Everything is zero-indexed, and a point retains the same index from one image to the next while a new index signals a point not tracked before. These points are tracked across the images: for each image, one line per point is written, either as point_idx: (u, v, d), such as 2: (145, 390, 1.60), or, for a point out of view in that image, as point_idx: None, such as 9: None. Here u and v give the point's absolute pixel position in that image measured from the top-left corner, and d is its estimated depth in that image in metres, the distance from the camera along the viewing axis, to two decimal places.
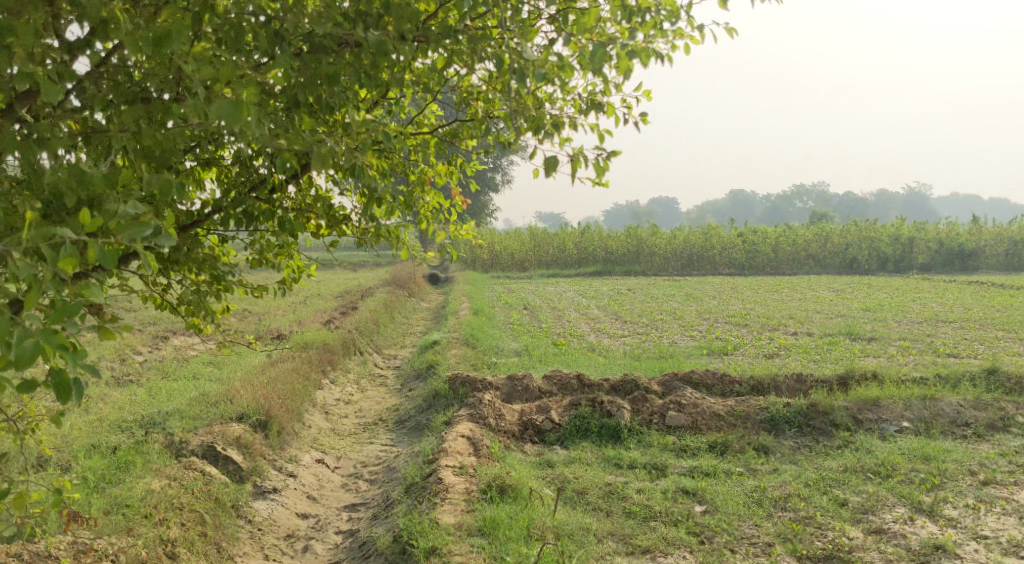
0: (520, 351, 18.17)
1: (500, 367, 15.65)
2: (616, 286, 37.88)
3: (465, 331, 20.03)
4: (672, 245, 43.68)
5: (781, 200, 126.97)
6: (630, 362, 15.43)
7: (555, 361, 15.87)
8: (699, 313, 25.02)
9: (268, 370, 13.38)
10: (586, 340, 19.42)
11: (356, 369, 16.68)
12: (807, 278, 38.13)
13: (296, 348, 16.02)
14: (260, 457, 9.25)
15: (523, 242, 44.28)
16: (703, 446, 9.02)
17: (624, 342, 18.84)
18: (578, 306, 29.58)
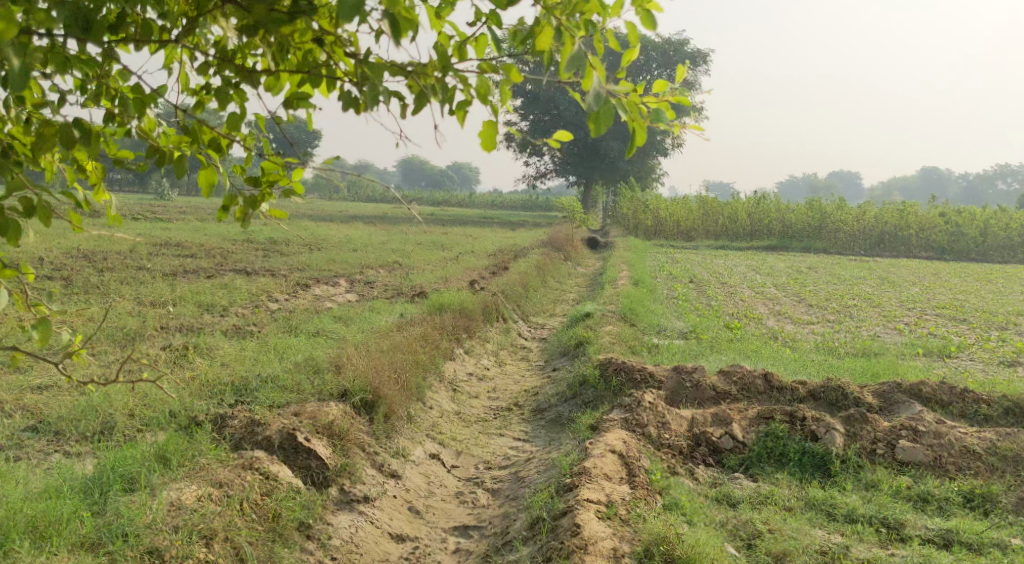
0: (687, 333, 15.79)
1: (665, 351, 13.38)
2: (794, 263, 34.54)
3: (624, 304, 17.72)
4: (861, 221, 39.64)
5: (977, 181, 117.36)
6: (827, 359, 12.82)
7: (732, 350, 13.40)
8: (898, 302, 21.89)
9: (392, 334, 11.51)
10: (769, 325, 16.83)
11: (496, 338, 14.72)
12: (1022, 268, 33.81)
13: (429, 310, 14.12)
14: (356, 449, 7.41)
15: (692, 211, 41.45)
16: (955, 500, 7.62)
17: (813, 330, 16.14)
18: (754, 283, 26.72)
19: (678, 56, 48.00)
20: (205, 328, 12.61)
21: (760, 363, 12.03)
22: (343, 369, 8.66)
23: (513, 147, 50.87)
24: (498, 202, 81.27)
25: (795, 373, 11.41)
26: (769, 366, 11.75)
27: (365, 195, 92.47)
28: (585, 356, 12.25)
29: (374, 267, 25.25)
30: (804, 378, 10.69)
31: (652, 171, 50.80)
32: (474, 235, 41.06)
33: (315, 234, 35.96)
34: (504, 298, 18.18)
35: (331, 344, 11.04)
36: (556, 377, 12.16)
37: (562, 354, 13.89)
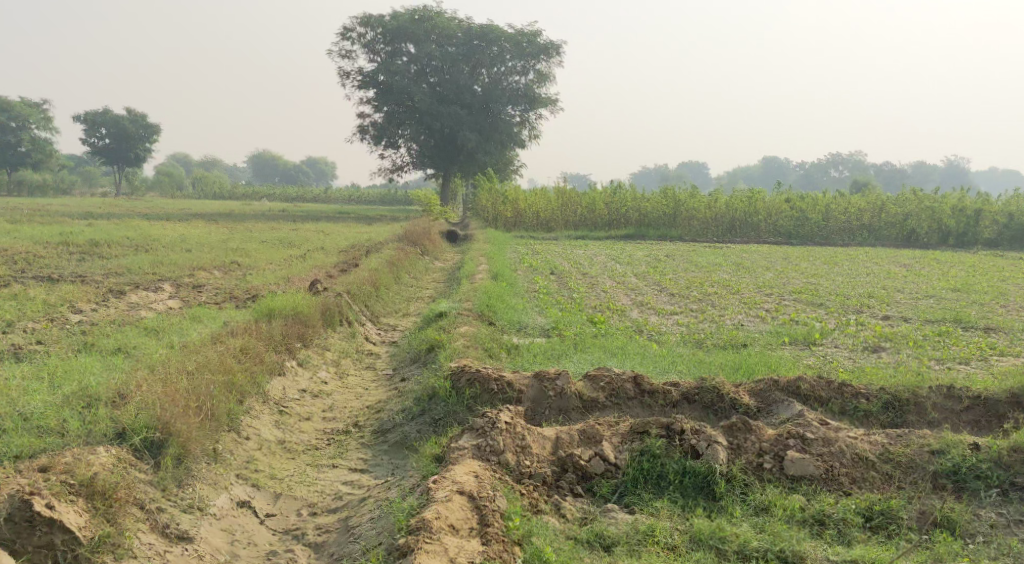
0: (549, 330, 14.63)
1: (528, 353, 12.14)
2: (652, 252, 34.10)
3: (479, 301, 16.51)
4: (712, 209, 39.84)
5: (817, 167, 121.59)
6: (697, 353, 11.83)
7: (596, 348, 12.27)
8: (754, 289, 21.42)
9: (202, 351, 10.24)
10: (643, 319, 15.82)
11: (338, 345, 13.22)
12: (864, 250, 34.29)
13: (257, 319, 12.51)
14: (118, 509, 8.20)
15: (551, 200, 40.56)
16: (849, 520, 8.38)
17: (678, 321, 15.25)
18: (613, 273, 25.92)
19: (532, 47, 46.84)
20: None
21: (631, 360, 11.10)
22: (122, 410, 9.03)
23: (367, 139, 48.79)
24: (353, 197, 78.64)
25: (665, 373, 10.60)
26: (639, 364, 10.83)
27: (213, 194, 88.24)
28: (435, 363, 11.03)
29: (211, 270, 23.31)
30: (679, 378, 10.11)
31: (510, 162, 49.66)
32: (326, 232, 39.26)
33: (149, 235, 33.46)
34: (352, 300, 16.57)
35: (120, 379, 9.56)
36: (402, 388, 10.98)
37: (411, 360, 12.51)
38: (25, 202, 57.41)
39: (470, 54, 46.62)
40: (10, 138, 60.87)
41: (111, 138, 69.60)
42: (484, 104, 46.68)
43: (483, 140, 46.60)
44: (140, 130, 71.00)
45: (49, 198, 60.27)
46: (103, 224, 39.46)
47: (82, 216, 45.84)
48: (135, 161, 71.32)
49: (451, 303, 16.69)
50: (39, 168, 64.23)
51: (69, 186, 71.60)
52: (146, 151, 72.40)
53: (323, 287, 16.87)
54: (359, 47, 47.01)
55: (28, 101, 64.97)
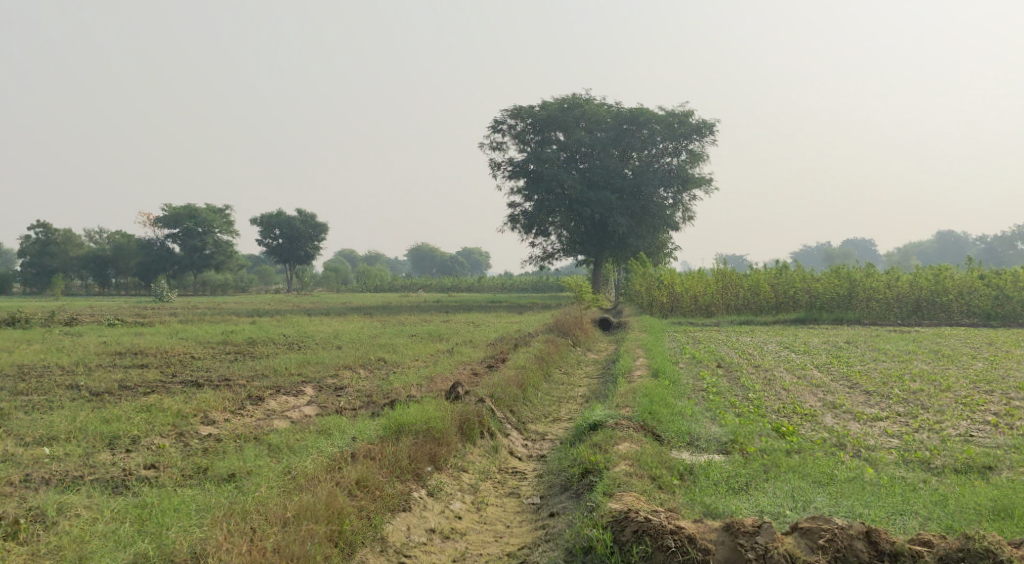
0: (726, 441, 12.38)
1: (710, 487, 9.99)
2: (830, 338, 31.23)
3: (639, 407, 14.27)
4: (894, 289, 36.40)
5: (997, 240, 113.70)
6: (936, 509, 9.38)
7: (792, 480, 10.01)
8: (964, 394, 18.32)
9: (314, 490, 9.62)
10: (843, 435, 13.22)
11: (478, 465, 11.47)
12: None
13: (385, 439, 10.93)
14: None
15: (709, 284, 38.17)
16: None
17: (889, 440, 12.68)
18: (789, 366, 23.15)
19: (685, 127, 44.99)
20: (80, 495, 9.84)
21: (850, 499, 9.63)
22: None
23: (519, 228, 47.76)
24: (507, 286, 77.87)
25: (900, 522, 9.21)
26: (861, 507, 9.42)
27: (373, 288, 89.32)
28: (590, 502, 9.79)
29: (357, 369, 21.90)
30: (932, 537, 8.89)
31: (663, 245, 47.50)
32: (479, 323, 37.96)
33: (305, 332, 32.79)
34: (495, 405, 14.66)
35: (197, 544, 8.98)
36: (554, 540, 9.76)
37: (563, 489, 10.66)
38: (201, 301, 59.06)
39: (620, 139, 45.53)
40: (197, 242, 63.17)
41: (284, 238, 71.43)
42: (636, 188, 44.92)
43: (635, 224, 44.74)
44: (311, 229, 72.80)
45: (226, 298, 62.01)
46: (263, 321, 39.43)
47: (247, 313, 46.33)
48: (305, 259, 72.82)
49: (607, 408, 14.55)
50: (221, 269, 66.32)
51: (245, 285, 73.72)
52: (317, 250, 73.90)
53: (466, 390, 15.13)
54: (510, 138, 46.40)
55: (211, 207, 67.65)
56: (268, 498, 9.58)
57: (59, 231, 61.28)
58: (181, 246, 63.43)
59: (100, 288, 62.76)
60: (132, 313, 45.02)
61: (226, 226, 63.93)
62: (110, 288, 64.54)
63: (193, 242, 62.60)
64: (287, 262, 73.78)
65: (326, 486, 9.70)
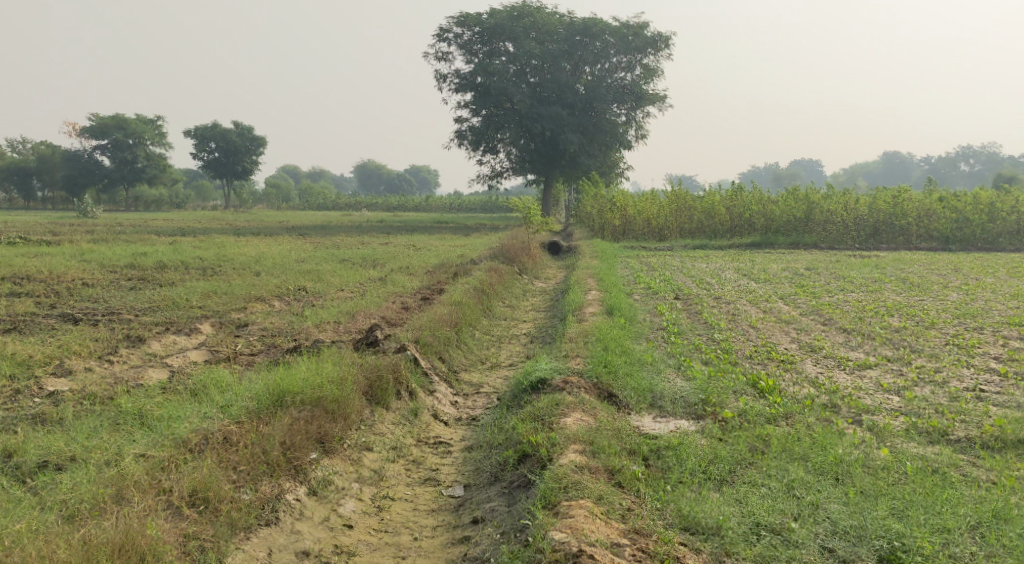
0: (696, 409, 10.21)
1: (681, 489, 8.59)
2: (789, 264, 29.23)
3: (592, 359, 11.95)
4: (852, 212, 34.20)
5: (942, 163, 113.10)
6: (985, 530, 8.01)
7: (808, 476, 8.63)
8: (951, 333, 16.23)
9: (115, 513, 8.18)
10: (830, 390, 11.11)
11: (381, 439, 9.93)
12: None
13: (256, 416, 9.39)
14: None
15: (663, 206, 35.94)
16: None
17: (884, 403, 10.53)
18: (751, 297, 21.02)
19: (638, 40, 42.55)
20: None
21: (875, 504, 8.27)
22: None
23: (466, 145, 44.88)
24: (454, 206, 75.22)
25: (955, 549, 7.84)
26: (893, 524, 8.03)
27: (315, 206, 85.62)
28: (524, 516, 8.46)
29: (274, 302, 19.28)
30: None
31: (615, 165, 45.09)
32: (418, 247, 35.39)
33: (227, 256, 29.81)
34: (420, 353, 12.27)
35: None
36: None
37: (490, 481, 9.27)
38: (129, 218, 55.56)
39: (572, 51, 42.69)
40: (127, 155, 59.39)
41: (221, 152, 67.59)
42: (588, 103, 42.28)
43: (587, 141, 42.24)
44: (249, 143, 69.03)
45: (157, 215, 58.37)
46: (184, 241, 36.39)
47: (174, 233, 43.17)
48: (243, 174, 69.27)
49: (552, 358, 12.26)
50: (155, 183, 62.53)
51: (179, 201, 70.09)
52: (255, 164, 70.32)
53: (386, 333, 12.74)
54: (455, 49, 43.19)
55: (142, 118, 63.50)
56: (35, 533, 8.00)
57: None
58: (111, 158, 59.45)
59: (23, 203, 58.92)
60: (48, 230, 41.65)
61: (158, 137, 60.12)
62: (36, 202, 60.61)
63: (123, 155, 58.82)
64: (225, 178, 70.04)
65: (120, 518, 8.10)
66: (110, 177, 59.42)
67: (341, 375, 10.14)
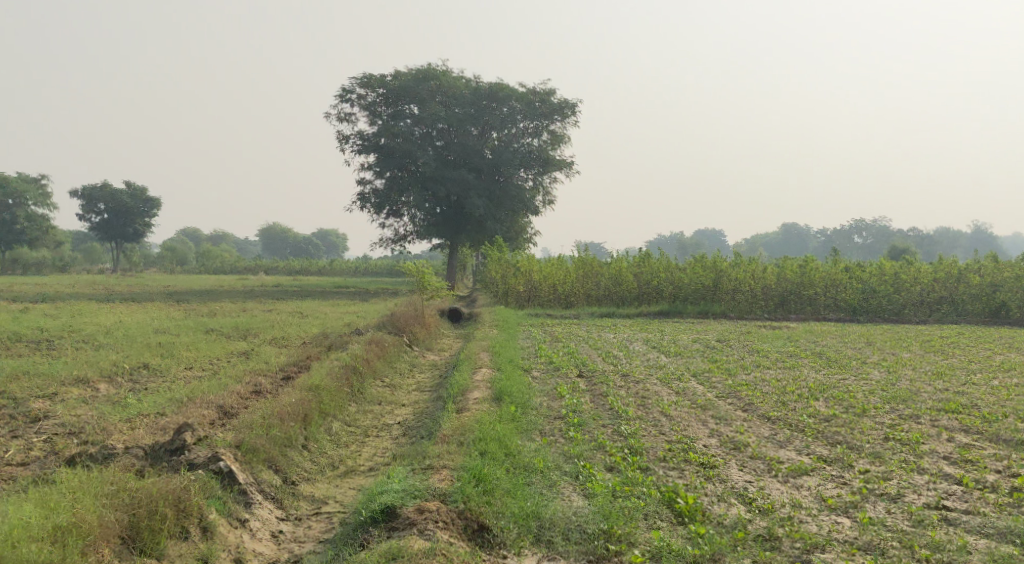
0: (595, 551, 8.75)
1: None
2: (697, 336, 27.18)
3: (451, 490, 9.30)
4: (759, 281, 32.48)
5: (840, 232, 114.39)
6: None
7: None
8: (888, 424, 14.04)
9: None
10: (762, 507, 9.30)
11: None
12: (956, 337, 27.22)
13: None
14: None
15: (569, 272, 33.76)
16: None
17: (812, 542, 8.80)
18: (663, 375, 18.65)
19: (545, 106, 40.71)
20: None
21: None
22: None
23: (367, 208, 42.14)
24: (356, 270, 72.30)
25: None
26: None
27: (210, 270, 81.47)
28: None
29: (102, 391, 16.13)
30: None
31: (522, 231, 42.92)
32: (304, 314, 32.50)
33: (79, 326, 26.29)
34: (239, 463, 9.79)
35: None
36: None
37: None
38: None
39: (478, 115, 40.57)
40: (6, 216, 54.37)
41: (110, 213, 63.19)
42: (495, 168, 40.08)
43: (493, 206, 40.06)
44: (140, 204, 64.91)
45: (35, 279, 53.46)
46: (41, 308, 32.76)
47: (37, 298, 39.27)
48: (134, 237, 64.94)
49: (406, 475, 9.61)
50: (37, 245, 57.38)
51: (61, 263, 65.07)
52: (146, 226, 66.10)
53: (196, 433, 10.09)
54: (358, 109, 40.71)
55: (24, 176, 58.76)
56: None
57: None
58: None
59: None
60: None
61: (40, 196, 55.45)
62: None
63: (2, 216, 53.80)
64: (114, 241, 65.49)
65: None
66: None
67: (86, 519, 8.45)
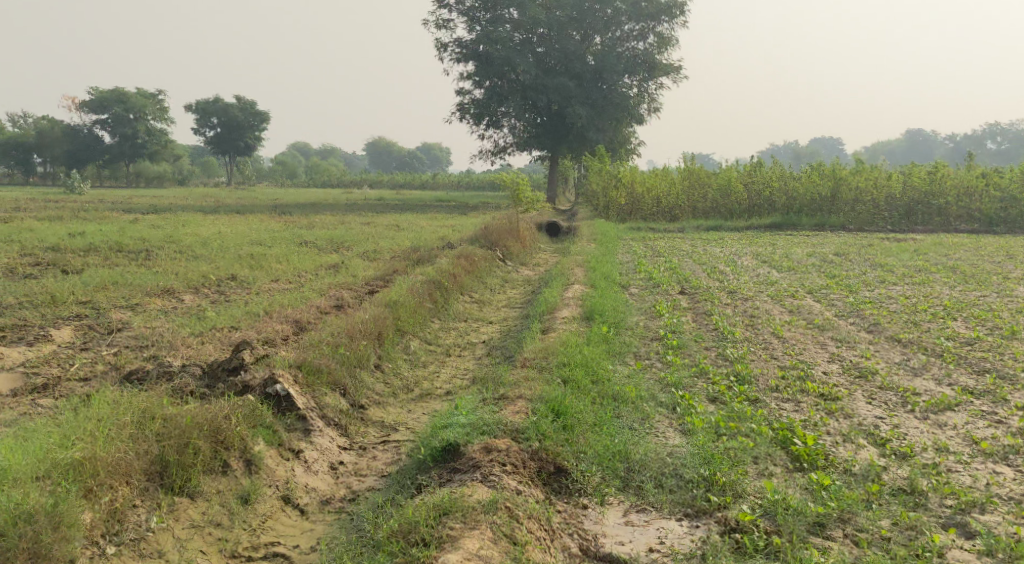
0: (697, 499, 7.83)
1: None
2: (814, 250, 25.32)
3: (526, 425, 8.60)
4: (883, 190, 30.14)
5: (970, 140, 107.58)
6: None
7: None
8: None
9: None
10: (897, 452, 8.19)
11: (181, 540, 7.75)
12: None
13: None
14: None
15: (673, 184, 32.09)
16: None
17: (967, 499, 7.63)
18: (775, 292, 17.16)
19: (651, 6, 38.32)
20: None
21: None
22: None
23: (467, 119, 40.89)
24: (460, 183, 71.50)
25: None
26: None
27: (318, 184, 81.89)
28: None
29: (186, 304, 15.66)
30: None
31: (625, 141, 41.08)
32: (402, 227, 31.81)
33: (179, 238, 26.10)
34: (293, 388, 9.24)
35: None
36: None
37: None
38: (118, 195, 51.20)
39: (580, 18, 38.54)
40: (128, 129, 54.24)
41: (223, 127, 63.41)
42: (597, 74, 38.16)
43: (595, 114, 38.31)
44: (251, 117, 64.94)
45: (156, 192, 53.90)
46: (147, 220, 32.91)
47: (147, 210, 39.65)
48: (247, 150, 65.08)
49: (476, 407, 9.07)
50: (158, 159, 57.44)
51: (178, 177, 65.81)
52: (258, 140, 66.18)
53: (245, 354, 9.46)
54: (456, 16, 39.21)
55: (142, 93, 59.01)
56: None
57: None
58: (112, 133, 54.26)
59: (25, 181, 52.98)
60: (15, 202, 37.22)
61: (160, 111, 55.45)
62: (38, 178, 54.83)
63: (125, 131, 53.73)
64: (229, 154, 65.73)
65: None
66: (111, 153, 54.28)
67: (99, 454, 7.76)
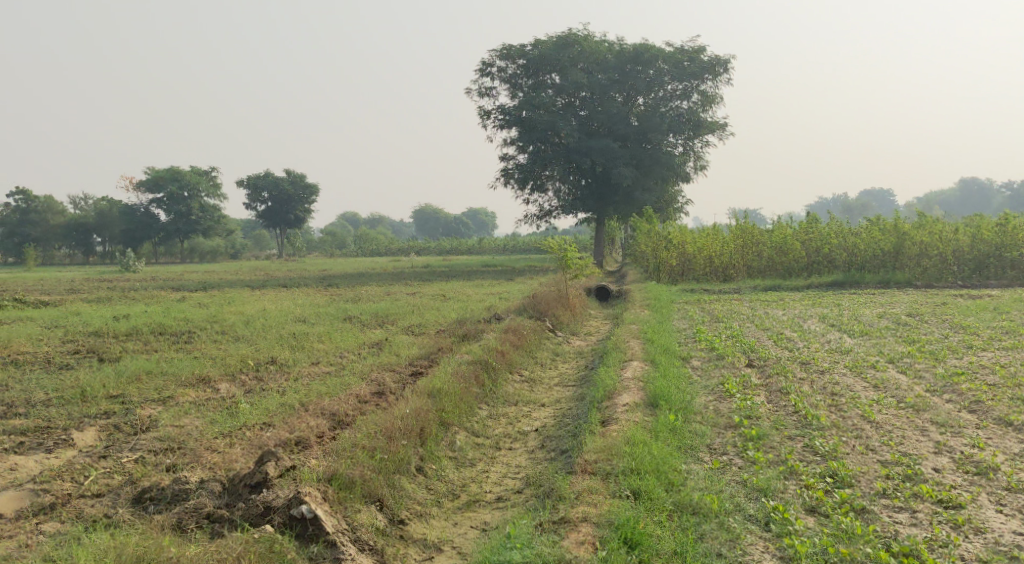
0: None
1: None
2: (883, 310, 23.77)
3: None
4: (951, 244, 28.50)
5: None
6: None
7: None
8: None
9: None
10: None
11: None
12: None
13: None
14: None
15: (727, 242, 30.69)
16: None
17: None
18: (851, 362, 15.74)
19: (694, 65, 37.38)
20: None
21: None
22: None
23: (511, 185, 40.01)
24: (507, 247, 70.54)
25: None
26: None
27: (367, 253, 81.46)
28: None
29: (219, 393, 14.67)
30: None
31: (673, 200, 39.90)
32: (449, 297, 30.81)
33: (222, 316, 25.22)
34: (321, 507, 8.40)
35: None
36: None
37: None
38: (171, 273, 50.49)
39: (623, 80, 37.72)
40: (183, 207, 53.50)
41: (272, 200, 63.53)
42: (642, 135, 37.18)
43: (641, 175, 37.30)
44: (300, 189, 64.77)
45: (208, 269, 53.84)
46: (191, 298, 32.22)
47: (195, 287, 39.03)
48: (296, 223, 65.25)
49: (532, 537, 8.19)
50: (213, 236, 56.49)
51: (229, 251, 65.59)
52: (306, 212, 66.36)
53: (268, 468, 8.70)
54: (498, 83, 38.61)
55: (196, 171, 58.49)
56: None
57: (38, 199, 51.23)
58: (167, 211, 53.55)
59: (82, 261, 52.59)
60: (65, 285, 36.86)
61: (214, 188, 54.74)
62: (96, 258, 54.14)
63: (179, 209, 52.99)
64: (277, 228, 65.83)
65: None
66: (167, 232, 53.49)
67: None
